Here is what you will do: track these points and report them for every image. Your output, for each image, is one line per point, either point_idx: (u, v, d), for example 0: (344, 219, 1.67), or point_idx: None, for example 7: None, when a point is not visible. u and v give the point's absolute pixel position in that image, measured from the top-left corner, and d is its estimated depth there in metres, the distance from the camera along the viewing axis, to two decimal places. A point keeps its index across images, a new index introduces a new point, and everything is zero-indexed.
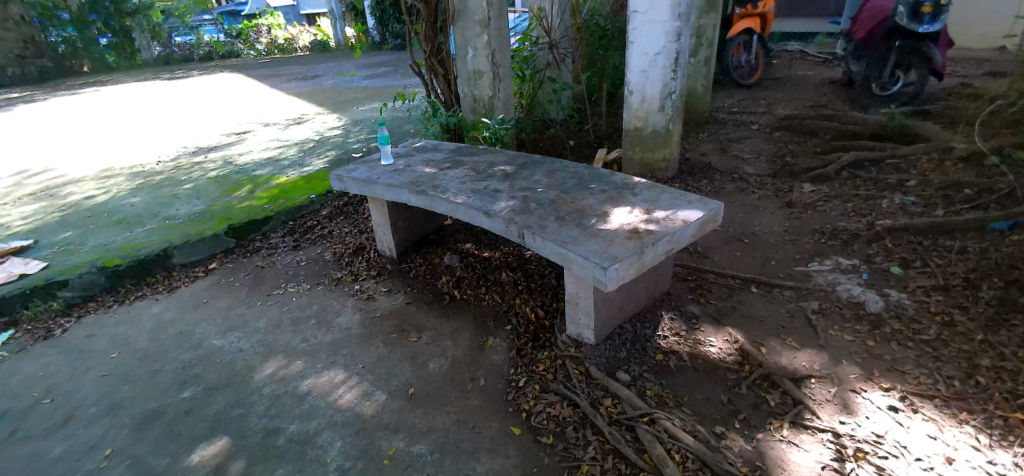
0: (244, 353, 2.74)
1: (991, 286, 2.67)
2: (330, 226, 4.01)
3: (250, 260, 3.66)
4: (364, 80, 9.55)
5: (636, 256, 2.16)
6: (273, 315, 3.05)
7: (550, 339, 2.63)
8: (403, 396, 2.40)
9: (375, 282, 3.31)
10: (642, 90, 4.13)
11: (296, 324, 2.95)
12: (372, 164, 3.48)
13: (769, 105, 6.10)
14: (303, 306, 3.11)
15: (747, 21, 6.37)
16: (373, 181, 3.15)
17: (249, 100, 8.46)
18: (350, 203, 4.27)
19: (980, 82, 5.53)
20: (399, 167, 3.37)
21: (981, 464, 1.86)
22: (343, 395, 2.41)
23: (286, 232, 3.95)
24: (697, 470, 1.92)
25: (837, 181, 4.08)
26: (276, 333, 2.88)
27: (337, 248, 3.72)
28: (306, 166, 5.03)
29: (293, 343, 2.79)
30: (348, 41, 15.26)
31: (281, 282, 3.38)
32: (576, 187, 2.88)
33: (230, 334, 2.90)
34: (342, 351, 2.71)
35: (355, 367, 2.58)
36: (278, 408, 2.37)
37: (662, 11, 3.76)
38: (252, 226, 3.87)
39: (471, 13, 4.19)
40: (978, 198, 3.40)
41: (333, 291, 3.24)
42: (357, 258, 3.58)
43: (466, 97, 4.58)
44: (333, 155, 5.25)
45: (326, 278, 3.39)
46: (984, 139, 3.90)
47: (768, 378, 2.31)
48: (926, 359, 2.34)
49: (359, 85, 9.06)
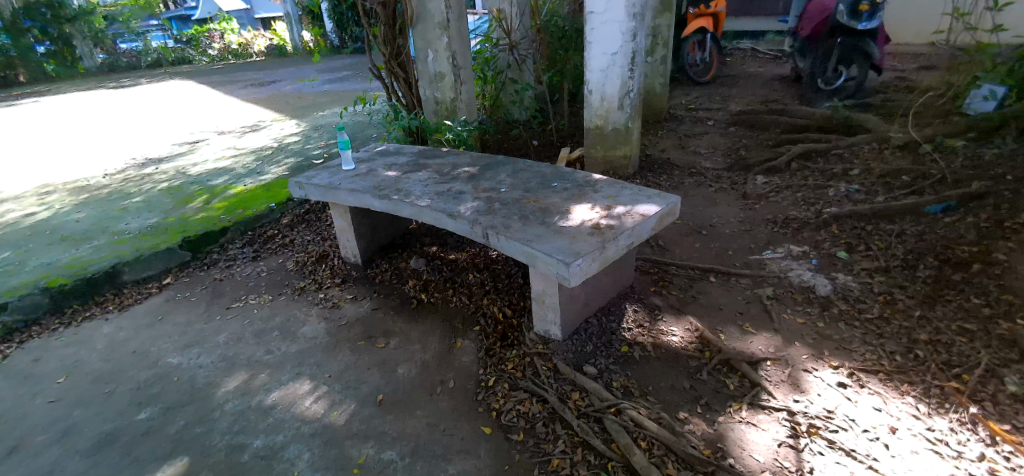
0: (204, 369, 2.68)
1: (928, 265, 2.85)
2: (291, 235, 3.95)
3: (208, 273, 3.57)
4: (323, 84, 9.40)
5: (598, 251, 2.22)
6: (234, 328, 2.99)
7: (518, 337, 2.67)
8: (372, 403, 2.39)
9: (339, 290, 3.28)
10: (602, 89, 4.22)
11: (259, 336, 2.90)
12: (333, 169, 3.45)
13: (723, 101, 6.31)
14: (266, 318, 3.05)
15: (700, 20, 6.60)
16: (335, 186, 3.13)
17: (202, 108, 8.23)
18: (312, 211, 4.22)
19: (916, 75, 5.86)
20: (361, 171, 3.35)
21: (920, 431, 1.99)
22: (310, 406, 2.39)
23: (245, 243, 3.87)
24: (663, 456, 1.98)
25: (787, 173, 4.26)
26: (238, 347, 2.82)
27: (299, 257, 3.67)
28: (265, 174, 4.94)
29: (256, 356, 2.75)
30: (306, 46, 15.02)
31: (241, 294, 3.31)
32: (539, 186, 2.92)
33: (189, 351, 2.83)
34: (308, 361, 2.69)
35: (322, 377, 2.57)
36: (243, 423, 2.33)
37: (619, 12, 3.86)
38: (209, 239, 3.78)
39: (431, 15, 4.19)
40: (914, 184, 3.60)
41: (296, 300, 3.20)
42: (320, 266, 3.54)
43: (428, 99, 4.56)
44: (292, 162, 5.15)
45: (289, 288, 3.34)
46: (919, 129, 4.14)
47: (727, 363, 2.41)
48: (870, 336, 2.48)
49: (318, 90, 8.92)
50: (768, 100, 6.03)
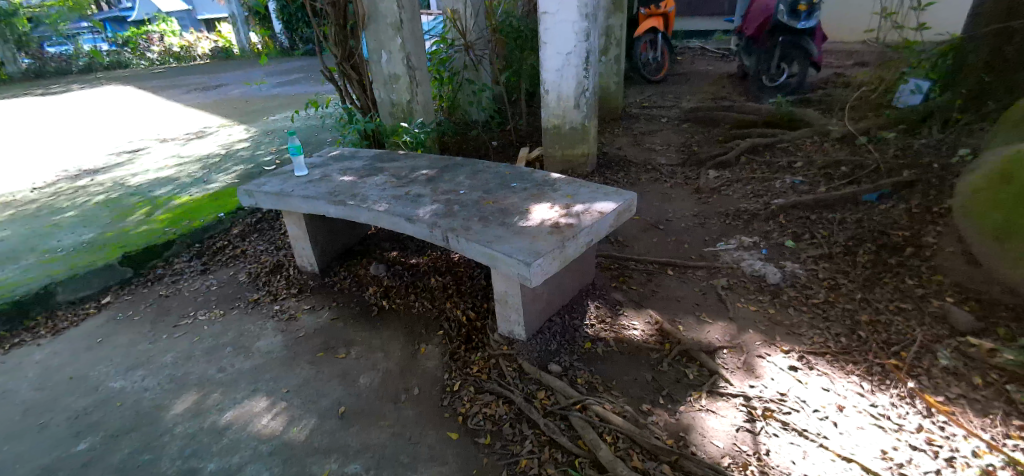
0: (150, 391, 2.57)
1: (867, 250, 3.01)
2: (243, 245, 3.84)
3: (152, 290, 3.42)
4: (272, 88, 9.13)
5: (558, 250, 2.25)
6: (182, 347, 2.88)
7: (482, 339, 2.68)
8: (334, 415, 2.35)
9: (296, 300, 3.21)
10: (557, 89, 4.28)
11: (211, 353, 2.81)
12: (285, 176, 3.37)
13: (676, 99, 6.48)
14: (217, 334, 2.95)
15: (652, 20, 6.80)
16: (287, 194, 3.06)
17: (137, 115, 7.84)
18: (264, 220, 4.11)
19: (852, 71, 6.18)
20: (315, 177, 3.29)
21: (865, 408, 2.11)
22: (267, 424, 2.33)
23: (192, 256, 3.74)
24: (628, 449, 2.03)
25: (737, 167, 4.42)
26: (187, 366, 2.72)
27: (252, 268, 3.56)
28: (212, 182, 4.77)
29: (207, 375, 2.65)
30: (254, 48, 14.55)
31: (190, 310, 3.19)
32: (498, 187, 2.94)
33: (133, 373, 2.71)
34: (264, 376, 2.61)
35: (279, 392, 2.50)
36: (195, 446, 2.25)
37: (571, 12, 3.92)
38: (152, 253, 3.63)
39: (383, 16, 4.14)
40: (852, 174, 3.79)
41: (250, 314, 3.11)
42: (274, 277, 3.45)
43: (384, 101, 4.51)
44: (242, 170, 5.00)
45: (242, 301, 3.24)
46: (855, 122, 4.37)
47: (686, 353, 2.49)
48: (817, 320, 2.61)
49: (268, 93, 8.68)
50: (717, 97, 6.24)
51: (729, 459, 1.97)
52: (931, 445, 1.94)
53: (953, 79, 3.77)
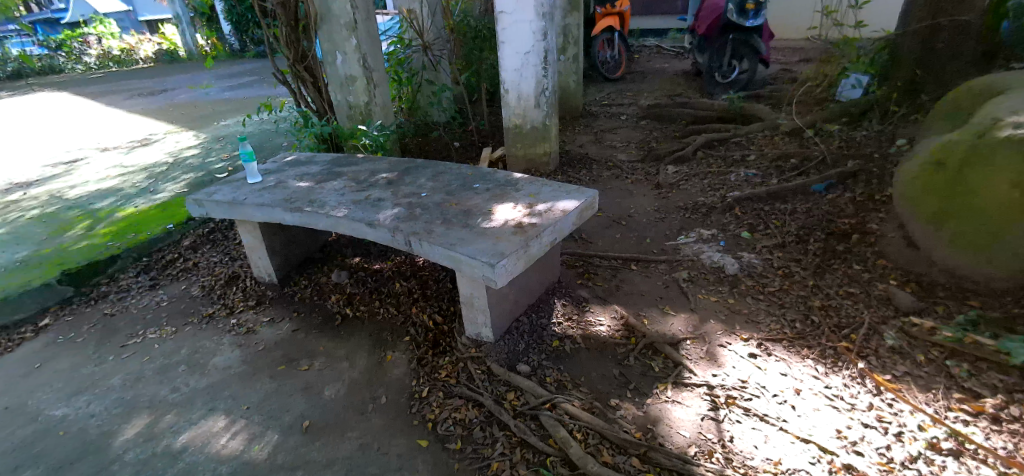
0: (97, 417, 2.46)
1: (817, 238, 3.14)
2: (195, 257, 3.71)
3: (96, 309, 3.27)
4: (221, 92, 8.85)
5: (522, 250, 2.27)
6: (131, 368, 2.75)
7: (450, 343, 2.67)
8: (298, 431, 2.30)
9: (254, 313, 3.11)
10: (517, 88, 4.29)
11: (163, 373, 2.70)
12: (237, 183, 3.27)
13: (633, 96, 6.60)
14: (169, 353, 2.84)
15: (608, 19, 6.91)
16: (240, 202, 2.97)
17: (74, 123, 7.47)
18: (217, 230, 3.99)
19: (798, 67, 6.44)
20: (269, 184, 3.20)
21: (820, 390, 2.21)
22: (227, 443, 2.26)
23: (139, 270, 3.59)
24: (598, 444, 2.06)
25: (694, 161, 4.54)
26: (137, 388, 2.61)
27: (205, 281, 3.44)
28: (159, 192, 4.60)
29: (159, 396, 2.55)
30: (201, 50, 13.98)
31: (138, 329, 3.05)
32: (460, 188, 2.94)
33: (78, 399, 2.58)
34: (222, 394, 2.53)
35: (238, 410, 2.43)
36: (148, 473, 2.16)
37: (528, 12, 3.94)
38: (95, 270, 3.49)
39: (337, 16, 4.06)
40: (801, 166, 3.94)
41: (205, 329, 3.00)
42: (230, 289, 3.34)
43: (341, 104, 4.43)
44: (191, 178, 4.84)
45: (195, 316, 3.13)
46: (802, 116, 4.55)
47: (651, 346, 2.54)
48: (774, 307, 2.71)
49: (217, 97, 8.40)
50: (673, 94, 6.39)
51: (695, 448, 2.02)
52: (881, 422, 2.04)
53: (889, 73, 3.98)
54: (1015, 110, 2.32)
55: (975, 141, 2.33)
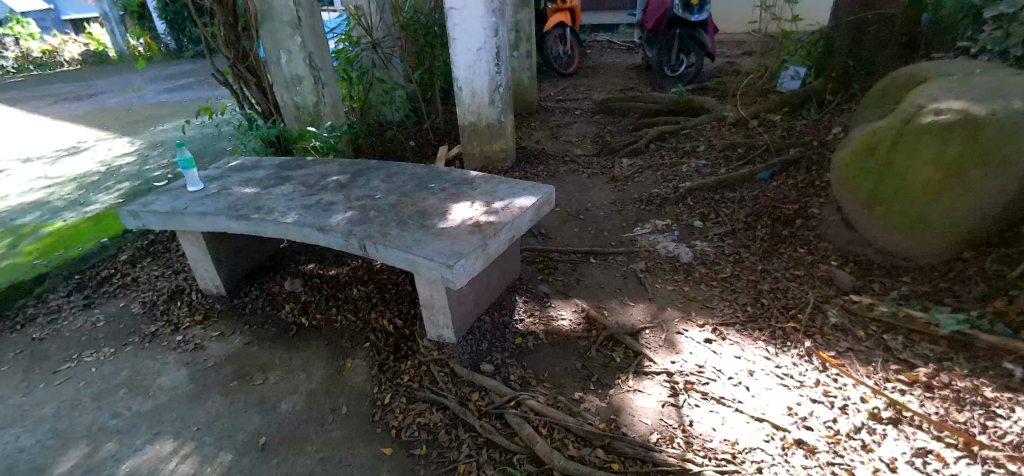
0: (28, 451, 2.30)
1: (764, 224, 3.26)
2: (133, 272, 3.53)
3: (24, 333, 3.06)
4: (158, 94, 8.43)
5: (479, 250, 2.26)
6: (66, 395, 2.59)
7: (411, 347, 2.63)
8: (253, 449, 2.22)
9: (202, 328, 2.98)
10: (471, 85, 4.26)
11: (102, 398, 2.55)
12: (176, 192, 3.13)
13: (587, 91, 6.68)
14: (108, 376, 2.69)
15: (559, 14, 7.02)
16: (180, 211, 2.84)
17: None
18: (157, 242, 3.81)
19: (742, 59, 6.67)
20: (212, 191, 3.07)
21: (772, 370, 2.29)
22: (175, 468, 2.16)
23: (71, 289, 3.38)
24: (563, 439, 2.08)
25: (647, 153, 4.62)
26: (74, 416, 2.46)
27: (146, 297, 3.27)
28: (90, 204, 4.36)
29: (99, 423, 2.41)
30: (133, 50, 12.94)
31: (72, 352, 2.88)
32: (415, 188, 2.90)
33: (6, 433, 2.41)
34: (169, 416, 2.42)
35: (187, 432, 2.33)
36: None
37: (477, 8, 3.92)
38: (21, 292, 3.31)
39: (279, 14, 3.92)
40: (747, 154, 4.07)
41: (148, 348, 2.86)
42: (173, 304, 3.19)
43: (288, 105, 4.29)
44: (126, 188, 4.61)
45: (136, 335, 2.97)
46: (747, 107, 4.70)
47: (612, 337, 2.57)
48: (726, 292, 2.80)
49: (153, 101, 8.00)
50: (626, 88, 6.50)
51: (657, 435, 2.06)
52: (828, 396, 2.14)
53: (825, 63, 4.17)
54: (935, 98, 2.46)
55: (901, 126, 2.50)
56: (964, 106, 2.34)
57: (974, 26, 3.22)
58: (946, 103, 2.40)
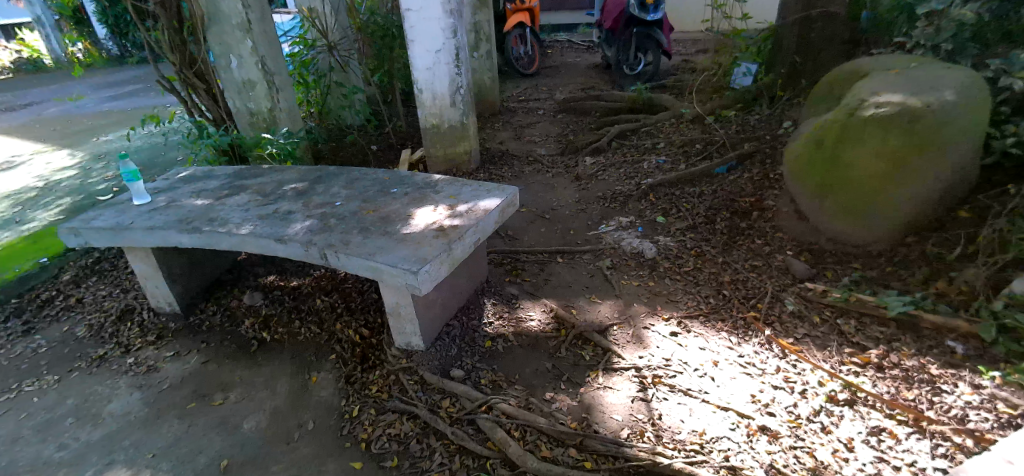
0: None
1: (723, 217, 3.34)
2: (78, 293, 3.36)
3: None
4: (100, 103, 8.06)
5: (445, 254, 2.23)
6: (6, 428, 2.45)
7: (378, 357, 2.58)
8: (214, 472, 2.14)
9: (156, 348, 2.86)
10: (431, 88, 4.22)
11: (46, 429, 2.42)
12: (122, 206, 2.99)
13: (549, 91, 6.71)
14: (52, 405, 2.54)
15: (518, 15, 6.98)
16: (126, 226, 2.72)
17: None
18: (104, 260, 3.64)
19: (698, 57, 6.82)
20: (160, 204, 2.95)
21: (735, 360, 2.34)
22: None
23: (9, 315, 3.19)
24: (536, 440, 2.07)
25: (610, 151, 4.68)
26: (15, 451, 2.32)
27: (92, 319, 3.12)
28: (28, 222, 4.14)
29: (44, 456, 2.28)
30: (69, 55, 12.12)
31: (12, 382, 2.72)
32: (377, 194, 2.85)
33: None
34: (122, 443, 2.31)
35: (141, 459, 2.22)
36: None
37: (435, 10, 3.88)
38: None
39: (227, 16, 3.79)
40: (704, 149, 4.16)
41: (96, 372, 2.73)
42: (123, 325, 3.05)
43: (241, 111, 4.15)
44: (67, 203, 4.39)
45: (83, 359, 2.83)
46: (704, 103, 4.81)
47: (581, 336, 2.59)
48: (690, 286, 2.85)
49: (95, 110, 7.64)
50: (587, 87, 6.57)
51: (628, 430, 2.08)
52: (788, 382, 2.20)
53: (776, 59, 4.30)
54: (878, 91, 2.57)
55: (846, 119, 2.59)
56: (903, 99, 2.45)
57: (909, 22, 3.38)
58: (887, 96, 2.51)
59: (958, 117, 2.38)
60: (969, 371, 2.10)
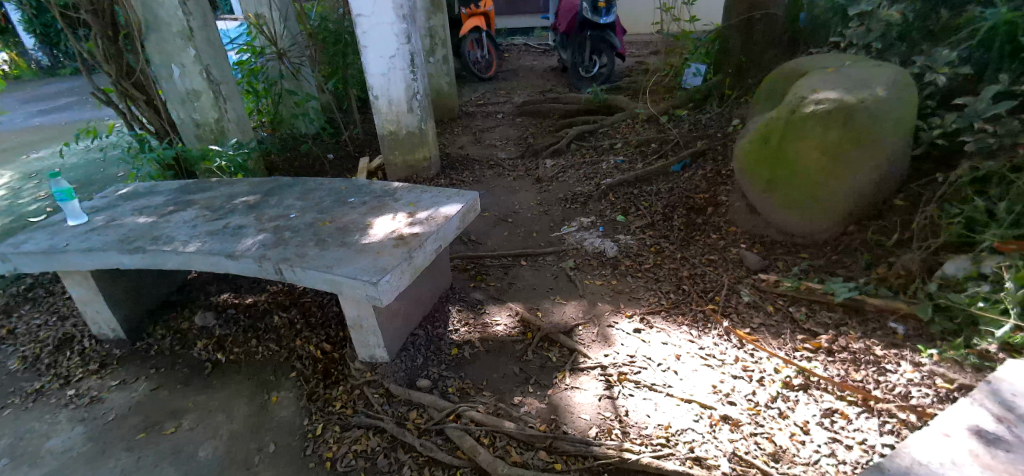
0: None
1: (680, 214, 3.40)
2: (10, 323, 3.14)
3: None
4: (31, 117, 7.60)
5: (405, 263, 2.19)
6: None
7: (341, 371, 2.51)
8: None
9: (99, 378, 2.70)
10: (387, 93, 4.15)
11: None
12: (55, 228, 2.82)
13: (507, 94, 6.72)
14: None
15: (473, 19, 7.02)
16: (61, 249, 2.56)
17: None
18: (38, 287, 3.42)
19: (651, 58, 6.96)
20: (98, 224, 2.79)
21: (697, 352, 2.38)
22: None
23: None
24: (506, 446, 2.05)
25: (569, 153, 4.71)
26: None
27: (27, 350, 2.92)
28: None
29: None
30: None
31: None
32: (334, 204, 2.78)
33: None
34: None
35: None
36: None
37: (388, 14, 3.81)
38: None
39: (166, 24, 3.63)
40: (660, 148, 4.24)
41: (33, 407, 2.55)
42: (61, 355, 2.86)
43: (185, 122, 3.98)
44: None
45: (17, 394, 2.64)
46: (658, 103, 4.91)
47: (547, 337, 2.58)
48: (651, 282, 2.89)
49: (26, 125, 7.20)
50: (544, 89, 6.61)
51: (596, 429, 2.08)
52: (746, 371, 2.25)
53: (724, 58, 4.41)
54: (816, 88, 2.66)
55: (789, 116, 2.67)
56: (840, 96, 2.54)
57: (844, 21, 3.54)
58: (824, 93, 2.60)
59: (890, 111, 2.48)
60: (910, 350, 2.19)
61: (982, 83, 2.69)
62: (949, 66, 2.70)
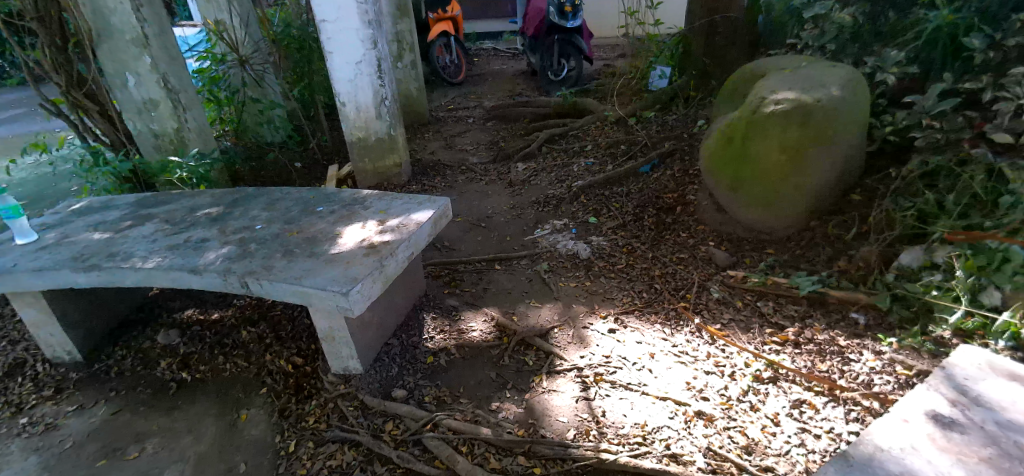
0: None
1: (650, 214, 3.44)
2: None
3: None
4: None
5: (376, 272, 2.15)
6: None
7: (314, 385, 2.46)
8: None
9: (55, 404, 2.58)
10: (354, 100, 4.10)
11: None
12: (2, 247, 2.69)
13: (478, 99, 6.71)
14: None
15: (441, 24, 7.03)
16: (10, 269, 2.44)
17: None
18: None
19: (618, 61, 7.05)
20: (49, 241, 2.68)
21: (670, 350, 2.41)
22: None
23: None
24: (484, 453, 2.03)
25: (541, 156, 4.73)
26: None
27: None
28: None
29: None
30: None
31: None
32: (302, 214, 2.72)
33: None
34: None
35: None
36: None
37: (353, 19, 3.77)
38: None
39: (119, 31, 3.50)
40: (630, 150, 4.29)
41: None
42: (13, 381, 2.73)
43: (143, 132, 3.86)
44: None
45: None
46: (625, 105, 4.97)
47: (523, 341, 2.57)
48: (624, 282, 2.91)
49: None
50: (514, 93, 6.62)
51: (574, 431, 2.08)
52: (718, 367, 2.28)
53: (688, 60, 4.50)
54: (774, 89, 2.74)
55: (750, 117, 2.74)
56: (797, 95, 2.61)
57: (800, 23, 3.64)
58: (783, 93, 2.67)
59: (845, 109, 2.56)
60: (871, 339, 2.26)
61: (929, 81, 2.80)
62: (898, 66, 2.80)
